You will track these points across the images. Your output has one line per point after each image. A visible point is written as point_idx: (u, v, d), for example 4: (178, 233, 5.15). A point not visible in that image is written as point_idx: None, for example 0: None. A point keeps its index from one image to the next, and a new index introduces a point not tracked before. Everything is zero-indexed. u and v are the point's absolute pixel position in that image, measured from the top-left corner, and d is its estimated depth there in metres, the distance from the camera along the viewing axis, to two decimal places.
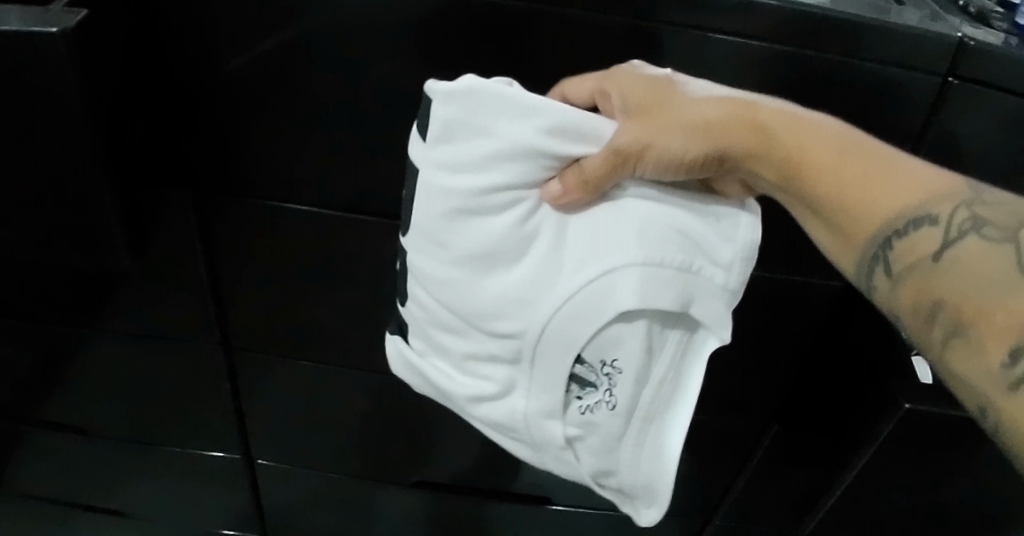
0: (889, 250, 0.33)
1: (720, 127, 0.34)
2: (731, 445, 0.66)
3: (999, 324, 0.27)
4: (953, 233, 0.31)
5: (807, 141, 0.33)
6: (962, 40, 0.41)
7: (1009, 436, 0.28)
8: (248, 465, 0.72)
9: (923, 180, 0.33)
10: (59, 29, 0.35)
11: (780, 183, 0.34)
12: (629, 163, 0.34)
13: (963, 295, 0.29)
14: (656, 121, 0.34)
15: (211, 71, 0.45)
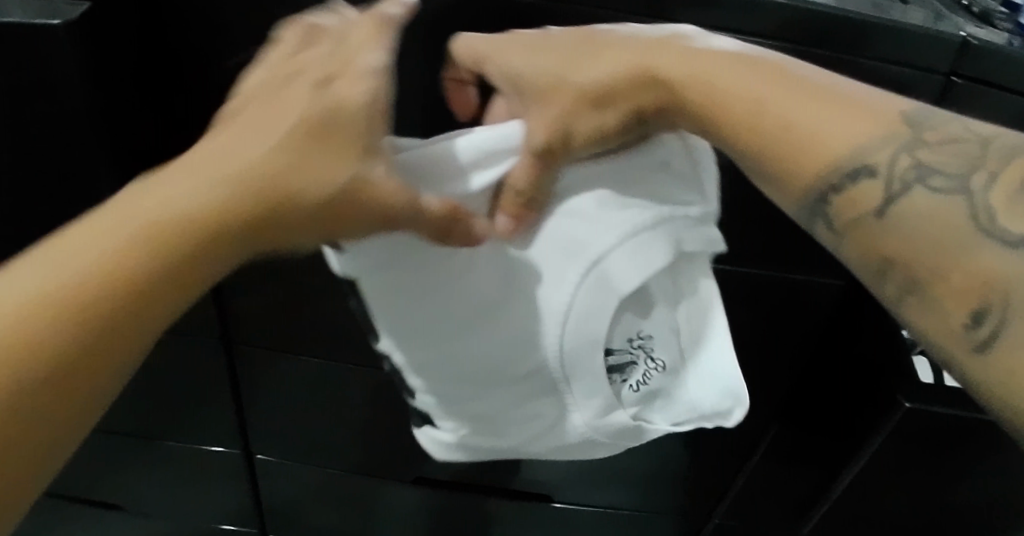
0: (830, 205, 0.33)
1: (625, 93, 0.35)
2: (730, 446, 0.66)
3: (956, 285, 0.28)
4: (896, 186, 0.31)
5: (715, 90, 0.34)
6: (965, 39, 0.41)
7: (977, 389, 0.28)
8: (248, 461, 0.72)
9: (859, 112, 0.32)
10: (61, 21, 0.36)
11: (701, 130, 0.35)
12: (555, 153, 0.37)
13: (911, 252, 0.30)
14: (557, 95, 0.36)
15: (211, 70, 0.44)
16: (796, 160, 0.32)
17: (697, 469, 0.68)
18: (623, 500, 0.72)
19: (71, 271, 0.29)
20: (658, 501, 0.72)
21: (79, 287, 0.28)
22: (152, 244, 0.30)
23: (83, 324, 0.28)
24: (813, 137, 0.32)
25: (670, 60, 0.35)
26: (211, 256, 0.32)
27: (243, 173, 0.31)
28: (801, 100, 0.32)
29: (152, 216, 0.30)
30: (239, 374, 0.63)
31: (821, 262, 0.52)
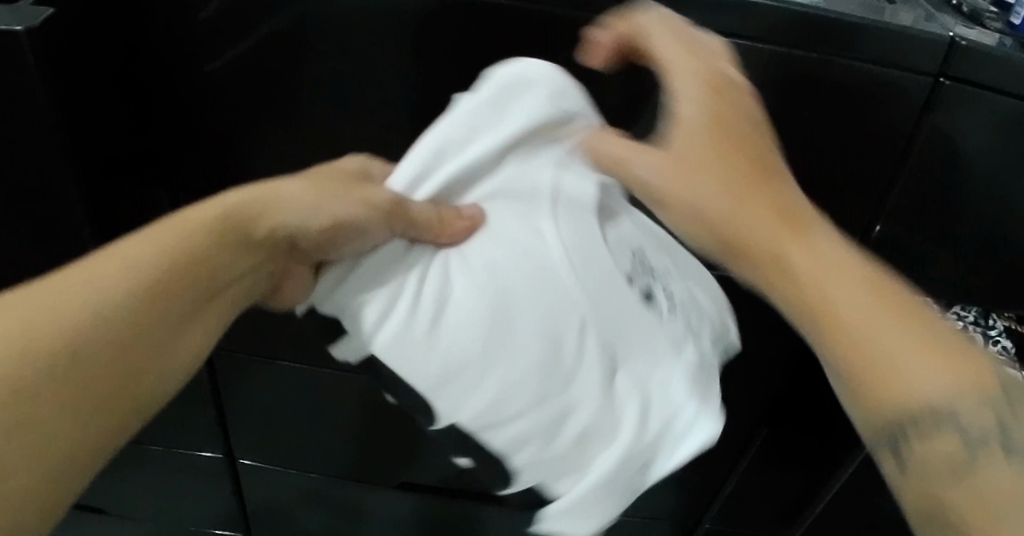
0: (899, 443, 0.28)
1: (747, 222, 0.31)
2: (717, 453, 0.65)
3: (994, 506, 0.25)
4: (975, 448, 0.26)
5: (814, 274, 0.29)
6: (953, 39, 0.41)
7: None
8: (232, 465, 0.72)
9: (960, 360, 0.27)
10: (23, 28, 0.37)
11: (794, 304, 0.30)
12: (654, 201, 0.34)
13: (970, 495, 0.25)
14: (679, 171, 0.33)
15: (192, 72, 0.45)
16: (878, 383, 0.27)
17: (688, 475, 0.67)
18: None
19: (91, 281, 0.30)
20: (647, 506, 0.72)
21: (97, 296, 0.30)
22: (161, 255, 0.32)
23: (109, 323, 0.30)
24: (904, 383, 0.26)
25: (799, 235, 0.31)
26: (204, 282, 0.33)
27: (246, 205, 0.34)
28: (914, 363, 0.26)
29: (164, 235, 0.32)
30: (222, 380, 0.63)
31: None
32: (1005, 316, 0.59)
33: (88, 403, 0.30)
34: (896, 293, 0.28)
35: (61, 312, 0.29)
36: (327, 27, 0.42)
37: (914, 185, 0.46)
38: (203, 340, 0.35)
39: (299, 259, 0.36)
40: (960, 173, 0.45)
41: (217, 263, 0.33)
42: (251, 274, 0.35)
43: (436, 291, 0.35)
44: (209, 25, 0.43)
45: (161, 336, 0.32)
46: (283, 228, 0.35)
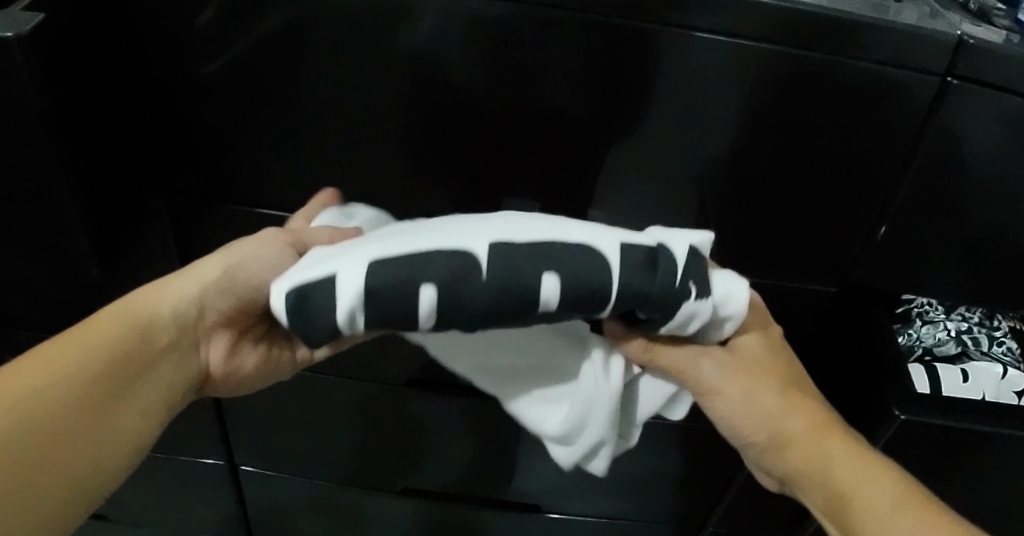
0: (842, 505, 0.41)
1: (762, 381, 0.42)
2: (721, 456, 0.65)
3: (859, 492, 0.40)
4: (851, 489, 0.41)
5: (801, 399, 0.43)
6: (961, 38, 0.40)
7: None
8: (231, 472, 0.71)
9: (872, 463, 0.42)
10: (13, 34, 0.36)
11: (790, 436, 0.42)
12: (744, 413, 0.42)
13: (838, 483, 0.41)
14: (740, 379, 0.42)
15: (186, 75, 0.45)
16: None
17: (692, 479, 0.67)
18: (614, 509, 0.72)
19: (71, 360, 0.37)
20: (650, 510, 0.71)
21: (75, 371, 0.37)
22: (87, 349, 0.38)
23: (81, 392, 0.36)
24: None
25: (817, 439, 0.42)
26: (138, 371, 0.39)
27: (143, 309, 0.40)
28: (892, 518, 0.39)
29: (109, 329, 0.39)
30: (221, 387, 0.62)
31: (812, 270, 0.52)
32: (1010, 317, 0.58)
33: (53, 466, 0.34)
34: (936, 516, 0.39)
35: (63, 402, 0.35)
36: (325, 29, 0.42)
37: (920, 186, 0.46)
38: (153, 423, 0.40)
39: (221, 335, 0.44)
40: (968, 173, 0.45)
41: (153, 347, 0.40)
42: (174, 354, 0.42)
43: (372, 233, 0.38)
44: (206, 27, 0.43)
45: (131, 412, 0.39)
46: (177, 310, 0.42)
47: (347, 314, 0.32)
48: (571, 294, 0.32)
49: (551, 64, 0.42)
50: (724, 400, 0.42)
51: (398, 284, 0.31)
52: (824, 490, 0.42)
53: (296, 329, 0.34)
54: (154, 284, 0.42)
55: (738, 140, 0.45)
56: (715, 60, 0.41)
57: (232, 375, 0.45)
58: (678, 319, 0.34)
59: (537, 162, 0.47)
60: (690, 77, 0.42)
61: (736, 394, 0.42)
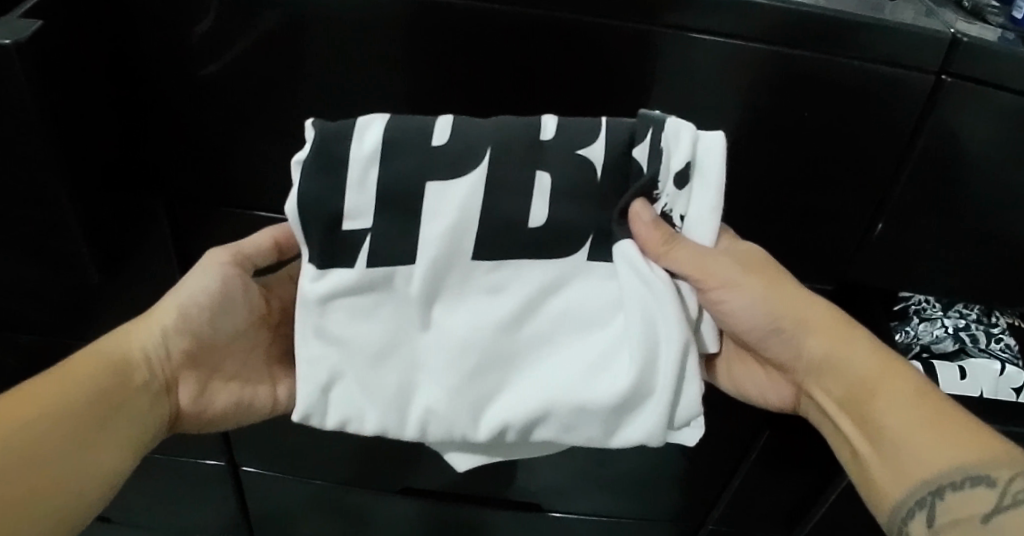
0: (872, 398, 0.43)
1: (771, 277, 0.44)
2: (720, 453, 0.65)
3: (886, 382, 0.43)
4: (872, 379, 0.43)
5: (813, 301, 0.45)
6: (955, 36, 0.40)
7: (891, 439, 0.42)
8: (234, 473, 0.72)
9: (885, 355, 0.44)
10: (11, 41, 0.37)
11: (813, 332, 0.45)
12: (769, 314, 0.44)
13: (861, 379, 0.44)
14: (758, 273, 0.44)
15: (185, 79, 0.45)
16: (927, 453, 0.41)
17: (693, 475, 0.67)
18: (616, 508, 0.72)
19: (67, 387, 0.40)
20: (650, 508, 0.72)
21: (71, 395, 0.40)
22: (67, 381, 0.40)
23: (68, 423, 0.39)
24: (931, 441, 0.41)
25: (840, 335, 0.45)
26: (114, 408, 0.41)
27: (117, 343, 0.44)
28: (911, 403, 0.42)
29: (89, 367, 0.42)
30: None
31: (812, 269, 0.52)
32: (1008, 313, 0.58)
33: (42, 486, 0.37)
34: (949, 409, 0.42)
35: (40, 434, 0.38)
36: (322, 30, 0.42)
37: (915, 184, 0.46)
38: (127, 461, 0.41)
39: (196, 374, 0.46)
40: (963, 170, 0.45)
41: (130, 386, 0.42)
42: (151, 392, 0.43)
43: None
44: (203, 28, 0.43)
45: (107, 449, 0.40)
46: (147, 351, 0.44)
47: (360, 131, 0.37)
48: (570, 124, 0.38)
49: (548, 64, 0.42)
50: (741, 295, 0.43)
51: (414, 119, 0.38)
52: (844, 378, 0.44)
53: (310, 146, 0.37)
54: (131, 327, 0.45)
55: (735, 138, 0.45)
56: (712, 60, 0.41)
57: (201, 411, 0.46)
58: (671, 135, 0.38)
59: None
60: (685, 76, 0.42)
61: (757, 297, 0.43)
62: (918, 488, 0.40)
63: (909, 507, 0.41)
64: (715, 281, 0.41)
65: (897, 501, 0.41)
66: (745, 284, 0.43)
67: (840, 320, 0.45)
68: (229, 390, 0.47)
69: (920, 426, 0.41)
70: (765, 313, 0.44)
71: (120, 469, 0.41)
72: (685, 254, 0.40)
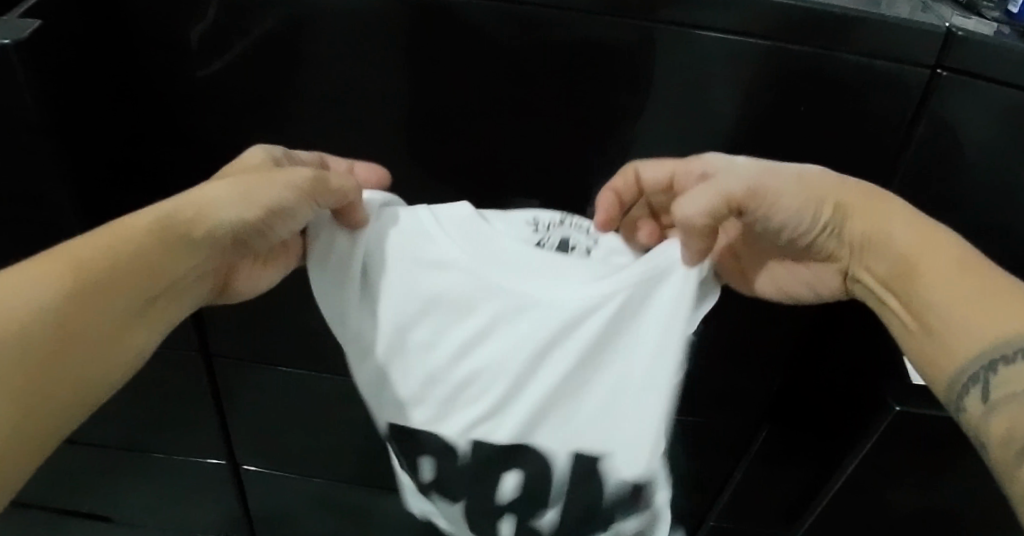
0: (913, 270, 0.41)
1: (816, 180, 0.41)
2: (721, 448, 0.65)
3: (931, 254, 0.40)
4: (910, 247, 0.41)
5: (844, 186, 0.41)
6: (950, 30, 0.40)
7: (938, 316, 0.40)
8: (234, 472, 0.72)
9: (928, 224, 0.41)
10: (9, 41, 0.37)
11: (849, 221, 0.42)
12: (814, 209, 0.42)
13: (907, 251, 0.41)
14: (785, 174, 0.41)
15: (185, 80, 0.45)
16: (973, 321, 0.38)
17: (692, 471, 0.67)
18: None
19: (109, 261, 0.37)
20: None
21: (106, 273, 0.37)
22: (119, 245, 0.37)
23: (102, 305, 0.36)
24: (978, 309, 0.38)
25: (876, 211, 0.41)
26: (161, 271, 0.39)
27: (173, 216, 0.39)
28: (953, 272, 0.39)
29: (134, 240, 0.38)
30: (221, 387, 0.63)
31: None
32: None
33: (61, 368, 0.35)
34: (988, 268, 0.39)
35: (73, 311, 0.35)
36: (321, 29, 0.42)
37: (912, 178, 0.46)
38: (151, 340, 0.40)
39: (234, 252, 0.43)
40: (959, 165, 0.45)
41: (182, 262, 0.39)
42: (200, 268, 0.41)
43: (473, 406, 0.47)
44: (204, 28, 0.43)
45: (138, 326, 0.39)
46: (211, 231, 0.40)
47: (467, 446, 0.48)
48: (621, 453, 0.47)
49: (546, 63, 0.43)
50: (785, 200, 0.42)
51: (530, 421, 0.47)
52: (889, 254, 0.42)
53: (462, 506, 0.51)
54: (206, 192, 0.39)
55: (733, 133, 0.45)
56: (708, 56, 0.42)
57: (251, 275, 0.47)
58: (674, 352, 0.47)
59: (533, 161, 0.47)
60: (682, 72, 0.42)
61: (789, 200, 0.42)
62: (970, 362, 0.38)
63: (965, 383, 0.39)
64: (761, 199, 0.42)
65: (949, 379, 0.40)
66: (784, 196, 0.41)
67: (875, 195, 0.42)
68: (255, 275, 0.47)
69: (968, 295, 0.39)
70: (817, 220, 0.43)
71: (139, 347, 0.40)
72: (715, 200, 0.41)
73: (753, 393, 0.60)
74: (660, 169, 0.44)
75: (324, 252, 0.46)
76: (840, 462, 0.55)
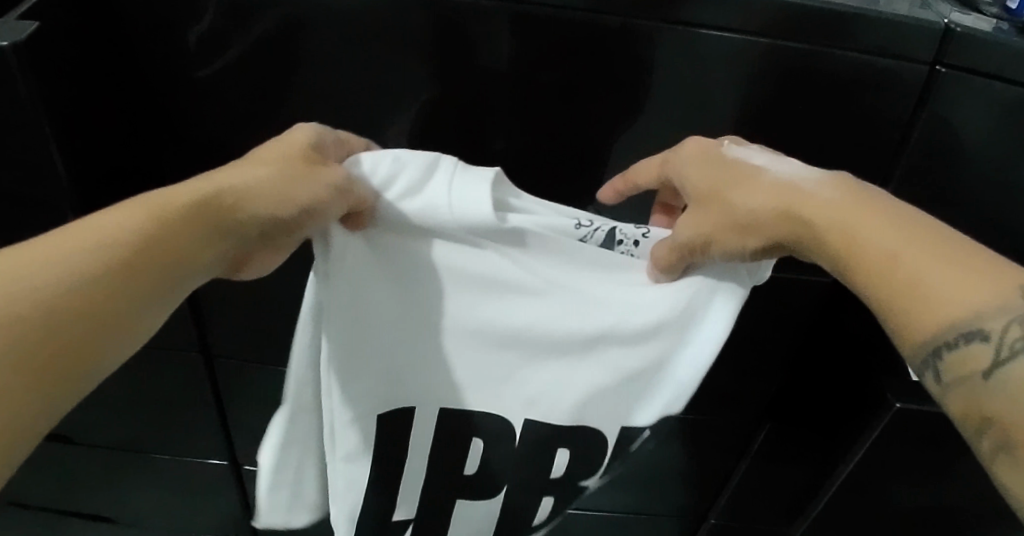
0: (848, 264, 0.35)
1: (737, 198, 0.38)
2: (722, 445, 0.65)
3: (862, 240, 0.35)
4: (842, 240, 0.35)
5: (754, 197, 0.37)
6: (948, 27, 0.40)
7: (884, 304, 0.34)
8: (235, 472, 0.72)
9: (869, 208, 0.35)
10: (9, 42, 0.37)
11: (777, 237, 0.37)
12: (736, 255, 0.38)
13: (842, 240, 0.35)
14: (713, 211, 0.38)
15: (185, 81, 0.45)
16: (920, 300, 0.33)
17: (692, 467, 0.67)
18: (620, 504, 0.72)
19: (146, 222, 0.32)
20: (651, 502, 0.72)
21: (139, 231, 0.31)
22: (158, 219, 0.32)
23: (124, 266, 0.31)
24: (930, 291, 0.33)
25: (797, 211, 0.36)
26: (189, 245, 0.33)
27: (217, 191, 0.34)
28: (904, 259, 0.33)
29: (178, 206, 0.33)
30: (221, 388, 0.63)
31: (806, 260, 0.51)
32: None
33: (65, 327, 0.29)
34: (933, 231, 0.34)
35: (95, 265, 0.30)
36: (319, 29, 0.42)
37: (912, 175, 0.46)
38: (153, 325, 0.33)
39: (258, 249, 0.36)
40: (958, 161, 0.45)
41: (210, 244, 0.34)
42: (225, 252, 0.35)
43: (501, 382, 0.44)
44: (203, 29, 0.43)
45: (152, 306, 0.32)
46: (255, 215, 0.34)
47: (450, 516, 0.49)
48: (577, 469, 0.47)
49: (547, 65, 0.43)
50: (727, 240, 0.38)
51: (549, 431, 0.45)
52: (829, 254, 0.36)
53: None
54: (246, 180, 0.35)
55: (731, 131, 0.45)
56: (706, 54, 0.42)
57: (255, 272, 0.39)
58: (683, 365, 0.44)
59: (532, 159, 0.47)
60: (681, 70, 0.42)
61: (713, 232, 0.38)
62: (919, 347, 0.33)
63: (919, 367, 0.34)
64: (706, 243, 0.38)
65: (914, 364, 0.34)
66: (717, 235, 0.38)
67: (783, 195, 0.37)
68: (259, 265, 0.38)
69: (928, 276, 0.33)
70: (743, 251, 0.38)
71: (143, 327, 0.32)
72: (669, 256, 0.39)
73: (754, 389, 0.60)
74: (650, 177, 0.42)
75: (347, 277, 0.39)
76: (838, 461, 0.55)
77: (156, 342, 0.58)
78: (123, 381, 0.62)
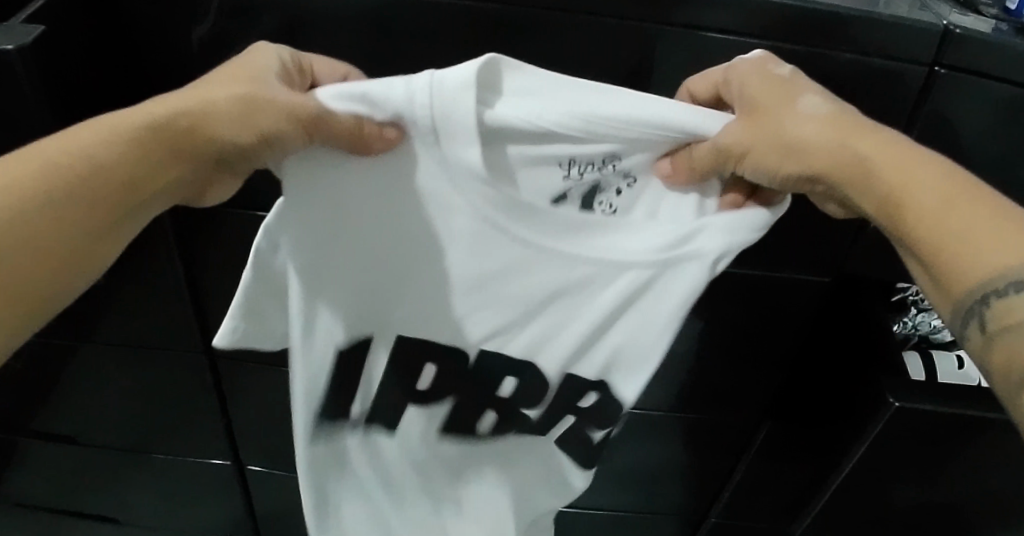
0: (890, 208, 0.34)
1: (784, 118, 0.35)
2: (721, 443, 0.65)
3: (912, 185, 0.34)
4: (887, 184, 0.34)
5: (805, 120, 0.35)
6: (947, 28, 0.40)
7: (925, 249, 0.33)
8: (239, 472, 0.73)
9: (913, 155, 0.34)
10: (13, 46, 0.38)
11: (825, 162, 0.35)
12: (766, 171, 0.35)
13: (889, 186, 0.34)
14: (759, 128, 0.34)
15: (187, 81, 0.46)
16: (954, 255, 0.32)
17: (691, 466, 0.68)
18: (621, 503, 0.72)
19: (98, 148, 0.33)
20: (652, 501, 0.72)
21: (95, 160, 0.33)
22: (112, 144, 0.33)
23: (78, 195, 0.32)
24: (972, 243, 0.32)
25: (847, 137, 0.35)
26: (149, 174, 0.34)
27: (177, 118, 0.33)
28: (947, 209, 0.33)
29: (132, 131, 0.33)
30: (225, 388, 0.63)
31: (806, 259, 0.51)
32: None
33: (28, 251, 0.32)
34: (975, 185, 0.34)
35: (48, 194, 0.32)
36: (320, 30, 0.42)
37: None
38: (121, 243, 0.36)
39: (223, 173, 0.37)
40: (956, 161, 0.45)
41: (168, 174, 0.34)
42: (187, 177, 0.35)
43: (486, 295, 0.39)
44: (203, 31, 0.43)
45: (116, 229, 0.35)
46: (214, 146, 0.34)
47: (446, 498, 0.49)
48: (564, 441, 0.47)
49: (546, 65, 0.43)
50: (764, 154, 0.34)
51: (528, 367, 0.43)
52: (871, 192, 0.35)
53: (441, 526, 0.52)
54: (207, 102, 0.33)
55: None
56: (705, 55, 0.42)
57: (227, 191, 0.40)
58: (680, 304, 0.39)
59: None
60: (680, 70, 0.42)
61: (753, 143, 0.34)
62: (964, 297, 0.32)
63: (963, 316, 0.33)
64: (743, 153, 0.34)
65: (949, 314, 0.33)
66: (756, 147, 0.34)
67: (833, 131, 0.35)
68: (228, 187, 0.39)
69: (968, 227, 0.32)
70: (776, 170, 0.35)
71: (107, 247, 0.35)
72: (705, 160, 0.34)
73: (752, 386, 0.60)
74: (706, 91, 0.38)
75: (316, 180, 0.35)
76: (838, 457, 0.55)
77: (160, 343, 0.59)
78: (127, 383, 0.62)
